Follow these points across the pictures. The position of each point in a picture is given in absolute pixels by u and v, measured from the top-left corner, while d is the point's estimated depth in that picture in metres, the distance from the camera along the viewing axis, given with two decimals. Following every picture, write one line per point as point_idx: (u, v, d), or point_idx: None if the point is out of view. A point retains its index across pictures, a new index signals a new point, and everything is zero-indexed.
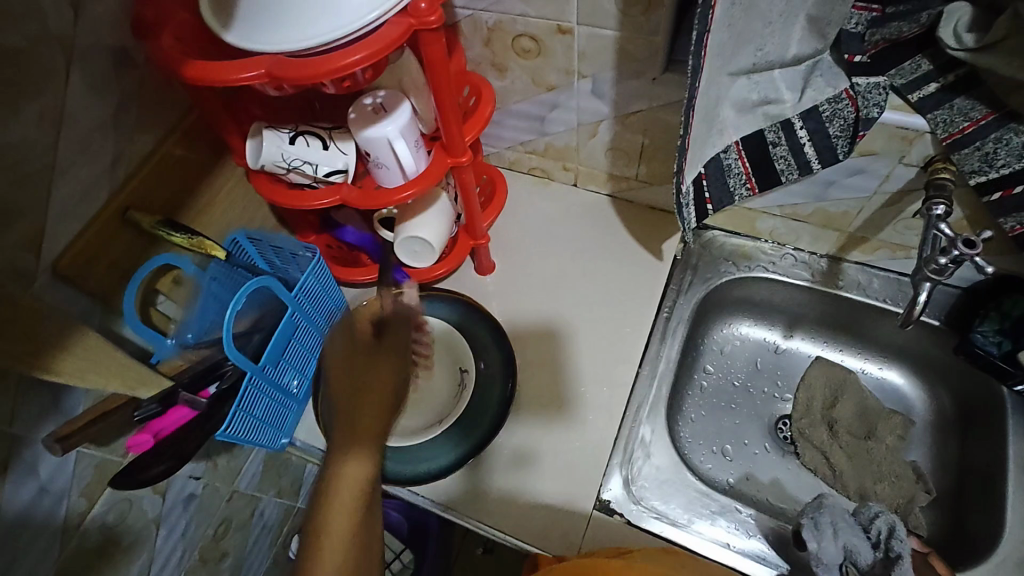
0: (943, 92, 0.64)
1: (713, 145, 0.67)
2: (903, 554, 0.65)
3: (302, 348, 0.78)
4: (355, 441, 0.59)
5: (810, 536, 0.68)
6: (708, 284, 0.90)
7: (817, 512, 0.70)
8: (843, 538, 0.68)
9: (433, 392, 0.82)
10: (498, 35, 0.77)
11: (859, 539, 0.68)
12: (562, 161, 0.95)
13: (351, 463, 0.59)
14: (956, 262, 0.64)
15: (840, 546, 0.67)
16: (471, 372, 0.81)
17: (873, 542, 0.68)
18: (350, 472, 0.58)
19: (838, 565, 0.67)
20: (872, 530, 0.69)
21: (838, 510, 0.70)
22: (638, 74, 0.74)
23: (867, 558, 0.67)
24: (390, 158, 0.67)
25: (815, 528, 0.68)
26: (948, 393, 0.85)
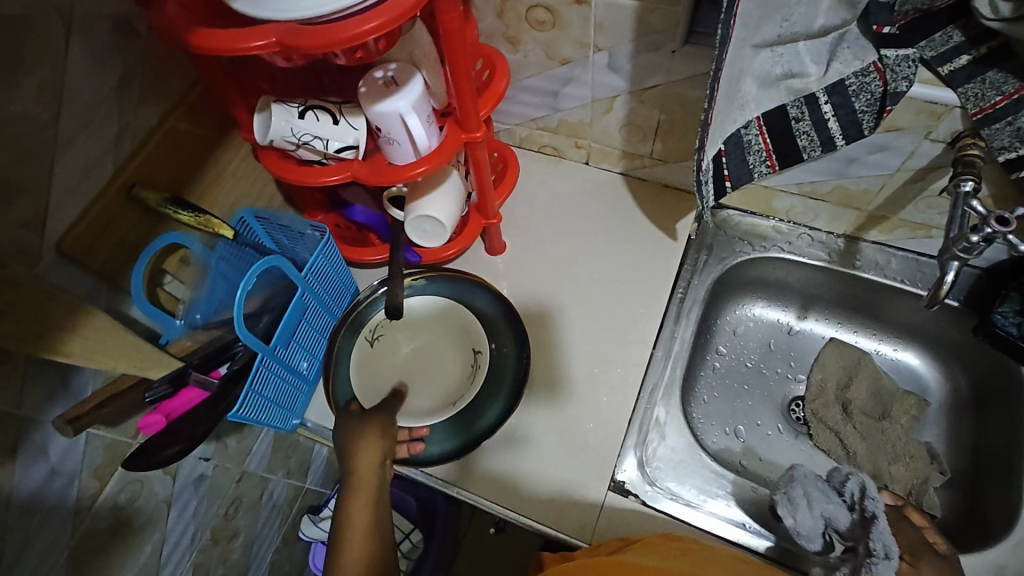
0: (974, 64, 0.61)
1: (734, 121, 0.66)
2: (877, 512, 0.65)
3: (312, 329, 0.77)
4: (364, 434, 0.68)
5: (786, 513, 0.68)
6: (723, 263, 0.89)
7: (788, 485, 0.69)
8: (818, 507, 0.67)
9: (445, 371, 0.82)
10: (512, 6, 0.74)
11: (834, 505, 0.68)
12: (574, 138, 0.93)
13: (362, 455, 0.66)
14: (988, 241, 0.62)
15: (818, 516, 0.67)
16: (485, 353, 0.80)
17: (848, 505, 0.68)
18: (368, 445, 0.67)
19: (819, 535, 0.67)
20: (846, 492, 0.69)
21: (806, 476, 0.70)
22: (657, 46, 0.72)
23: (845, 521, 0.67)
24: (402, 133, 0.65)
25: (789, 502, 0.68)
26: (965, 374, 0.84)
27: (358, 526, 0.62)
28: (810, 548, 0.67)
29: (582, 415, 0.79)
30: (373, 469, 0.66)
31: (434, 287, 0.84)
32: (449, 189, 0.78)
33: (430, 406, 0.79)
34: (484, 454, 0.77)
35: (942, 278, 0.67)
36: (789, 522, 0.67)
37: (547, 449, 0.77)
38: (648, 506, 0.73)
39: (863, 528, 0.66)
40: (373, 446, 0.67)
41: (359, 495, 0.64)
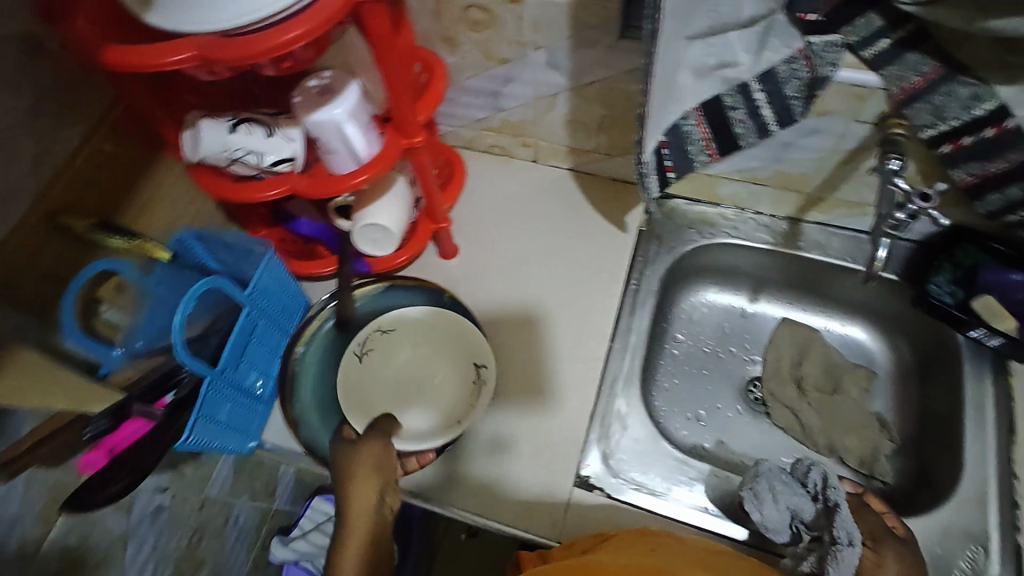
0: (895, 48, 0.63)
1: (672, 112, 0.69)
2: (840, 501, 0.66)
3: (262, 347, 0.75)
4: (358, 485, 0.64)
5: (753, 508, 0.68)
6: (674, 252, 0.90)
7: (755, 481, 0.70)
8: (783, 500, 0.68)
9: (445, 387, 0.79)
10: (445, 7, 0.73)
11: (799, 496, 0.69)
12: (520, 136, 0.92)
13: (356, 505, 0.63)
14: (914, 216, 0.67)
15: (783, 509, 0.68)
16: (488, 367, 0.77)
17: (811, 496, 0.69)
18: (360, 495, 0.63)
19: (787, 526, 0.68)
20: (808, 483, 0.70)
21: (773, 470, 0.71)
22: (593, 42, 0.72)
23: (810, 512, 0.68)
24: (340, 143, 0.64)
25: (755, 498, 0.68)
26: (906, 344, 0.88)
27: (351, 568, 0.61)
28: (778, 540, 0.68)
29: (546, 412, 0.79)
30: (366, 515, 0.63)
31: (391, 296, 0.83)
32: (397, 195, 0.78)
33: (428, 427, 0.76)
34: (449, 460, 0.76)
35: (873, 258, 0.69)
36: (757, 516, 0.68)
37: (512, 450, 0.77)
38: (615, 498, 0.74)
39: (828, 517, 0.67)
40: (367, 494, 0.64)
41: (350, 543, 0.62)
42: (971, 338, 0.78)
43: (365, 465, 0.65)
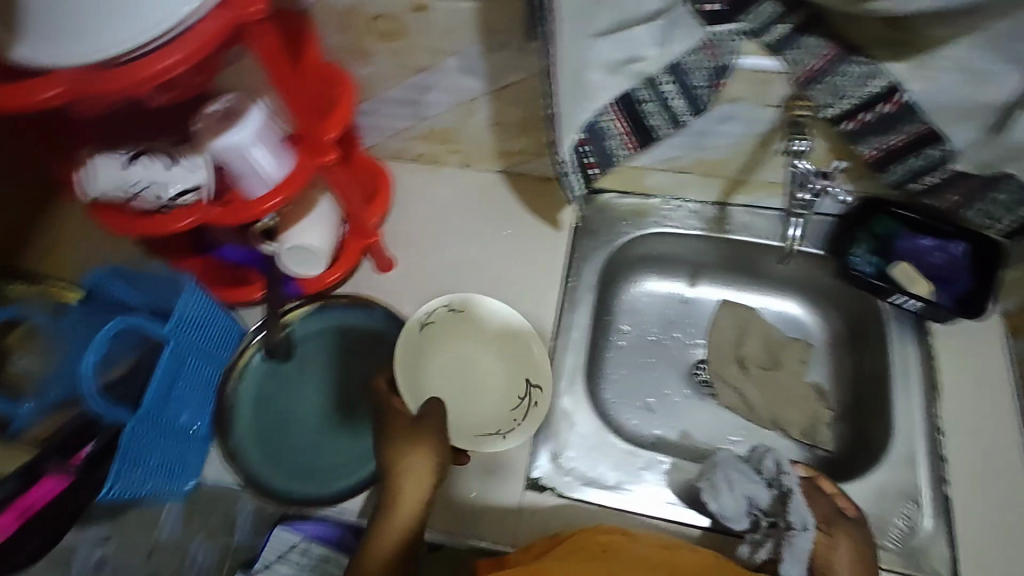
0: (793, 32, 0.65)
1: (586, 111, 0.69)
2: (792, 487, 0.71)
3: (193, 382, 0.72)
4: (409, 476, 0.62)
5: (710, 498, 0.72)
6: (609, 246, 0.90)
7: (712, 471, 0.73)
8: (739, 488, 0.72)
9: (488, 400, 0.73)
10: (352, 18, 0.72)
11: (755, 484, 0.72)
12: (448, 143, 0.92)
13: (404, 496, 0.62)
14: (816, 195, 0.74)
15: (740, 497, 0.72)
16: (544, 393, 0.70)
17: (766, 482, 0.73)
18: (407, 488, 0.62)
19: (744, 514, 0.71)
20: (764, 471, 0.74)
21: (728, 461, 0.74)
22: (504, 45, 0.72)
23: (765, 498, 0.72)
24: (250, 168, 0.63)
25: (712, 488, 0.72)
26: (837, 314, 0.91)
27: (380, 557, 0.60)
28: (737, 528, 0.71)
29: None
30: (408, 510, 0.62)
31: (326, 316, 0.83)
32: (322, 216, 0.76)
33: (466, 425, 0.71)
34: None
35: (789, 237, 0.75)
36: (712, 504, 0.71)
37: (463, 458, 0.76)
38: (566, 496, 0.75)
39: (782, 502, 0.72)
40: (417, 487, 0.62)
41: (389, 530, 0.61)
42: (893, 304, 0.81)
43: (426, 467, 0.63)
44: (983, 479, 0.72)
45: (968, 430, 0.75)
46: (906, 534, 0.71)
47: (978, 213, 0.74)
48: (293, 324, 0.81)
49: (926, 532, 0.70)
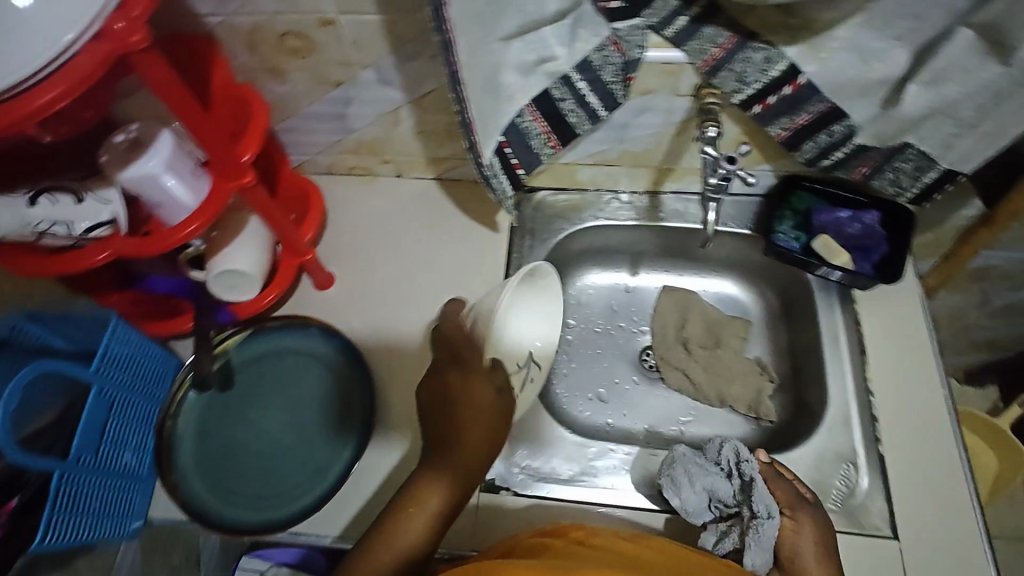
0: (692, 24, 0.67)
1: (505, 112, 0.70)
2: (754, 475, 0.69)
3: (127, 421, 0.71)
4: (442, 468, 0.65)
5: (672, 495, 0.72)
6: (547, 243, 0.92)
7: (670, 467, 0.73)
8: (699, 482, 0.71)
9: None
10: (260, 37, 0.71)
11: (714, 476, 0.71)
12: (377, 155, 0.91)
13: (435, 485, 0.64)
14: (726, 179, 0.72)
15: (701, 491, 0.71)
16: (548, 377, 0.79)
17: (727, 473, 0.72)
18: (436, 480, 0.64)
19: (705, 508, 0.71)
20: (722, 461, 0.72)
21: (682, 454, 0.73)
22: (416, 54, 0.72)
23: (727, 490, 0.70)
24: (162, 196, 0.61)
25: (673, 484, 0.72)
26: (771, 290, 0.94)
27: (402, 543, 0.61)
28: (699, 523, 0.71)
29: None
30: (436, 501, 0.63)
31: (261, 341, 0.80)
32: (252, 236, 0.75)
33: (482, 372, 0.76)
34: (351, 493, 0.75)
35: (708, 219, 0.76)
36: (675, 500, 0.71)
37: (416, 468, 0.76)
38: (523, 496, 0.76)
39: (745, 491, 0.70)
40: (454, 478, 0.64)
41: (419, 514, 0.63)
42: (818, 275, 0.85)
43: (471, 447, 0.64)
44: (913, 434, 0.76)
45: (896, 389, 0.79)
46: (846, 494, 0.74)
47: (884, 182, 0.77)
48: (227, 353, 0.79)
49: (865, 490, 0.74)
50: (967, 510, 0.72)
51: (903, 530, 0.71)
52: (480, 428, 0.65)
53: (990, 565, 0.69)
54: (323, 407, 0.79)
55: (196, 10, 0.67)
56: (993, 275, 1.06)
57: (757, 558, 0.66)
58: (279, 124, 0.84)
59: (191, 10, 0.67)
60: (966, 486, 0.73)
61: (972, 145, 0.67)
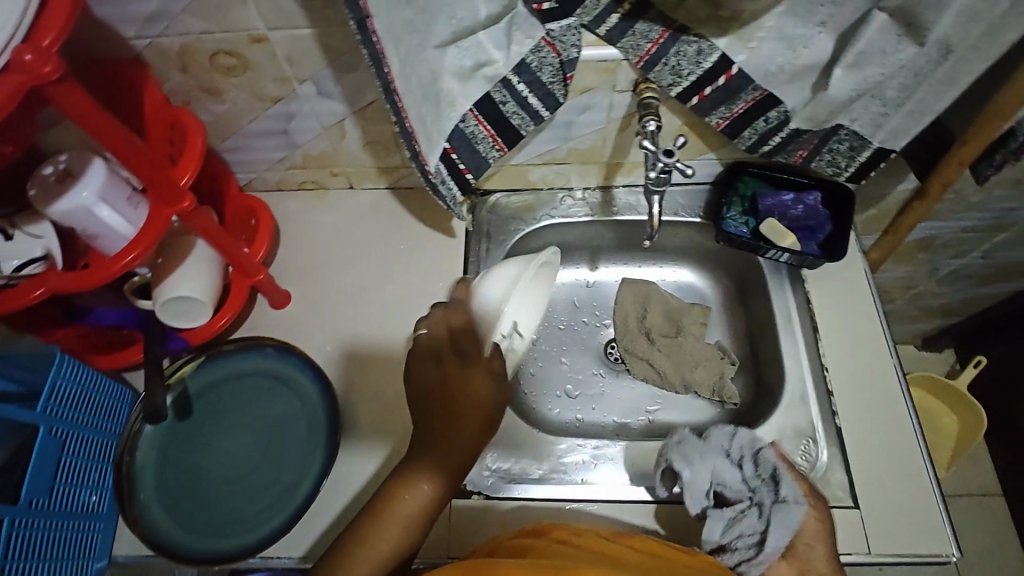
0: (624, 20, 0.67)
1: (448, 119, 0.70)
2: (774, 461, 0.70)
3: (83, 459, 0.69)
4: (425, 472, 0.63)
5: (683, 467, 0.71)
6: (503, 245, 0.92)
7: (679, 443, 0.74)
8: (710, 462, 0.72)
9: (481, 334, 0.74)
10: (192, 58, 0.70)
11: (722, 460, 0.72)
12: (326, 168, 0.90)
13: (416, 489, 0.62)
14: (666, 171, 0.72)
15: (710, 471, 0.71)
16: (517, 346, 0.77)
17: (736, 463, 0.73)
18: (418, 485, 0.62)
19: (705, 494, 0.71)
20: (734, 449, 0.73)
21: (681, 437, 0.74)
22: (354, 66, 0.72)
23: (733, 479, 0.71)
24: (98, 226, 0.60)
25: (684, 457, 0.72)
26: (726, 275, 0.97)
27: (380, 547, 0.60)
28: (692, 509, 0.70)
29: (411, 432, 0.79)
30: (416, 506, 0.62)
31: (218, 366, 0.78)
32: (200, 259, 0.73)
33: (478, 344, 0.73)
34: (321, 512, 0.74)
35: (652, 211, 0.77)
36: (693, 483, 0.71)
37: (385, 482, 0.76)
38: (498, 499, 0.76)
39: (761, 479, 0.71)
40: (434, 481, 0.63)
41: (398, 518, 0.61)
42: (768, 257, 0.87)
43: (456, 440, 0.63)
44: (867, 405, 0.79)
45: (848, 362, 0.81)
46: (808, 468, 0.76)
47: (823, 164, 0.79)
48: (183, 381, 0.77)
49: (824, 463, 0.76)
50: (921, 473, 0.74)
51: (863, 498, 0.73)
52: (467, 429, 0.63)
53: (946, 524, 0.72)
54: (287, 428, 0.77)
55: (122, 34, 0.66)
56: (937, 245, 1.10)
57: (777, 541, 0.66)
58: (221, 144, 0.83)
59: (116, 33, 0.66)
60: (919, 450, 0.76)
61: (899, 123, 0.70)
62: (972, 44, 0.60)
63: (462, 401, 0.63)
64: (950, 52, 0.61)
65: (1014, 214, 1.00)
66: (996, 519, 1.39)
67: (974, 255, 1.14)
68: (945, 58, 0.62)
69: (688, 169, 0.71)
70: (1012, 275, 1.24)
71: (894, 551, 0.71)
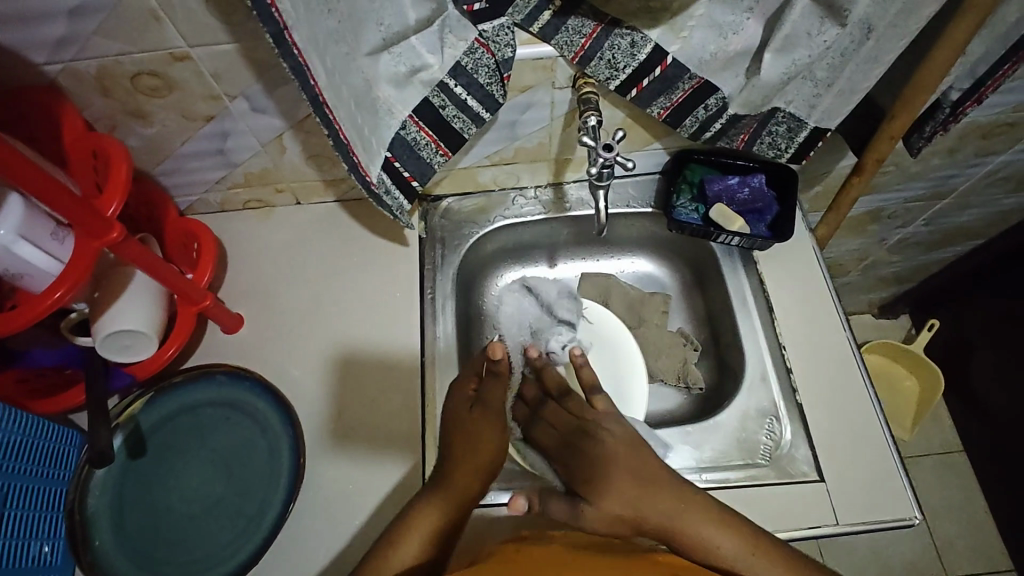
0: (556, 17, 0.67)
1: (386, 127, 0.69)
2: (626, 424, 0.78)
3: (26, 511, 0.65)
4: (432, 504, 0.66)
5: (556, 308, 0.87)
6: (459, 250, 0.91)
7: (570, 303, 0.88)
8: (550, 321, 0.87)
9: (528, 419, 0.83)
10: (111, 81, 0.66)
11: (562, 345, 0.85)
12: (270, 185, 0.88)
13: (425, 518, 0.65)
14: (608, 167, 0.72)
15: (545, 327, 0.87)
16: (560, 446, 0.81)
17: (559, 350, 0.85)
18: (427, 513, 0.65)
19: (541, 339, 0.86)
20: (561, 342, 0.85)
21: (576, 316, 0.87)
22: (285, 79, 0.70)
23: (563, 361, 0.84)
24: (21, 265, 0.58)
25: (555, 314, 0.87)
26: (683, 262, 0.97)
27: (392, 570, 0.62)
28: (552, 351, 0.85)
29: (378, 446, 0.77)
30: (424, 533, 0.64)
31: (171, 399, 0.76)
32: (139, 291, 0.70)
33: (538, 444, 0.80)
34: (291, 539, 0.72)
35: (597, 206, 0.77)
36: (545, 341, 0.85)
37: (355, 501, 0.74)
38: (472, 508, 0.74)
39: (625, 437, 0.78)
40: (442, 508, 0.66)
41: (408, 539, 0.64)
42: (720, 242, 0.88)
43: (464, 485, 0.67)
44: (824, 380, 0.80)
45: (803, 339, 0.83)
46: (773, 447, 0.77)
47: (764, 147, 0.80)
48: (134, 419, 0.74)
49: (789, 441, 0.77)
50: (881, 441, 0.76)
51: (827, 472, 0.75)
52: (478, 447, 0.69)
53: (907, 488, 0.73)
54: (247, 455, 0.75)
55: (31, 60, 0.63)
56: (884, 216, 1.14)
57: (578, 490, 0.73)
58: (155, 168, 0.80)
59: (25, 60, 0.62)
60: (876, 419, 0.78)
61: (832, 103, 0.72)
62: (891, 21, 0.62)
63: (469, 447, 0.69)
64: (872, 30, 0.63)
65: (951, 182, 1.04)
66: (961, 475, 1.44)
67: (918, 223, 1.18)
68: (867, 37, 0.63)
69: (629, 162, 0.70)
70: (955, 240, 1.28)
71: (862, 519, 0.72)
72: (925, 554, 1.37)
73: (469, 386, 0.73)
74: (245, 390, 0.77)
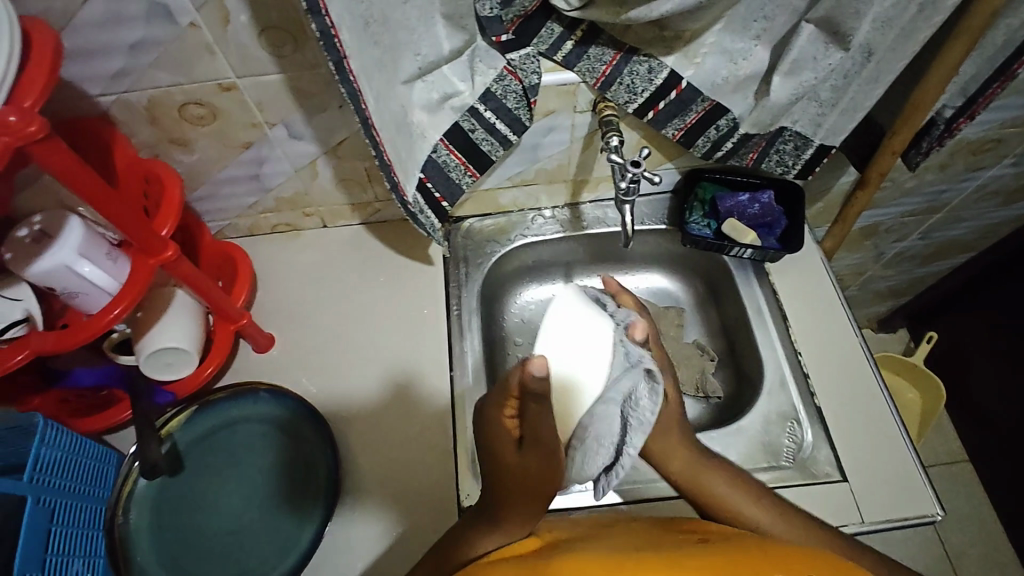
0: (578, 46, 0.72)
1: (420, 149, 0.72)
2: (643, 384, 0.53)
3: (75, 529, 0.66)
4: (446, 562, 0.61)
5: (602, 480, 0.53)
6: (481, 268, 0.94)
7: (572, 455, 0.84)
8: None
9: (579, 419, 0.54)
10: (159, 111, 0.70)
11: None
12: (299, 209, 0.91)
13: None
14: (635, 181, 0.76)
15: None
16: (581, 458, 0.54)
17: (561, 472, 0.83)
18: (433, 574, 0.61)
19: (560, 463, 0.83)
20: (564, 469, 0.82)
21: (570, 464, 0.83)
22: (323, 106, 0.74)
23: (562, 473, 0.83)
24: (81, 284, 0.60)
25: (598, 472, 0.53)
26: (696, 277, 1.01)
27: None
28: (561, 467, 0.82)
29: (415, 460, 0.79)
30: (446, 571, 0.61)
31: (206, 417, 0.76)
32: (182, 308, 0.73)
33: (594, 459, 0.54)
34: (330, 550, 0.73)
35: (624, 221, 0.81)
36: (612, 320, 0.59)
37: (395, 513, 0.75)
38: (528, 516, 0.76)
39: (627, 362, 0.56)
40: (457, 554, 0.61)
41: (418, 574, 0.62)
42: (734, 256, 0.92)
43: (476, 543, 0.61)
44: (840, 380, 0.84)
45: (818, 343, 0.87)
46: (796, 449, 0.80)
47: (772, 164, 0.85)
48: (172, 436, 0.74)
49: (810, 443, 0.80)
50: (898, 440, 0.80)
51: (850, 471, 0.78)
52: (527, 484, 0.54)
53: (927, 485, 0.76)
54: (281, 468, 0.76)
55: (86, 92, 0.66)
56: (880, 232, 1.19)
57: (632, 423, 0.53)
58: (191, 194, 0.83)
59: (82, 91, 0.66)
60: (892, 418, 0.81)
61: (836, 121, 0.77)
62: (890, 46, 0.67)
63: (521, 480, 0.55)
64: (872, 55, 0.68)
65: (944, 197, 1.09)
66: (968, 484, 1.46)
67: (914, 237, 1.24)
68: (868, 60, 0.68)
69: (656, 176, 0.75)
70: (948, 254, 1.34)
71: (886, 517, 0.75)
72: (937, 563, 1.37)
73: (511, 407, 0.54)
74: (266, 411, 0.78)
